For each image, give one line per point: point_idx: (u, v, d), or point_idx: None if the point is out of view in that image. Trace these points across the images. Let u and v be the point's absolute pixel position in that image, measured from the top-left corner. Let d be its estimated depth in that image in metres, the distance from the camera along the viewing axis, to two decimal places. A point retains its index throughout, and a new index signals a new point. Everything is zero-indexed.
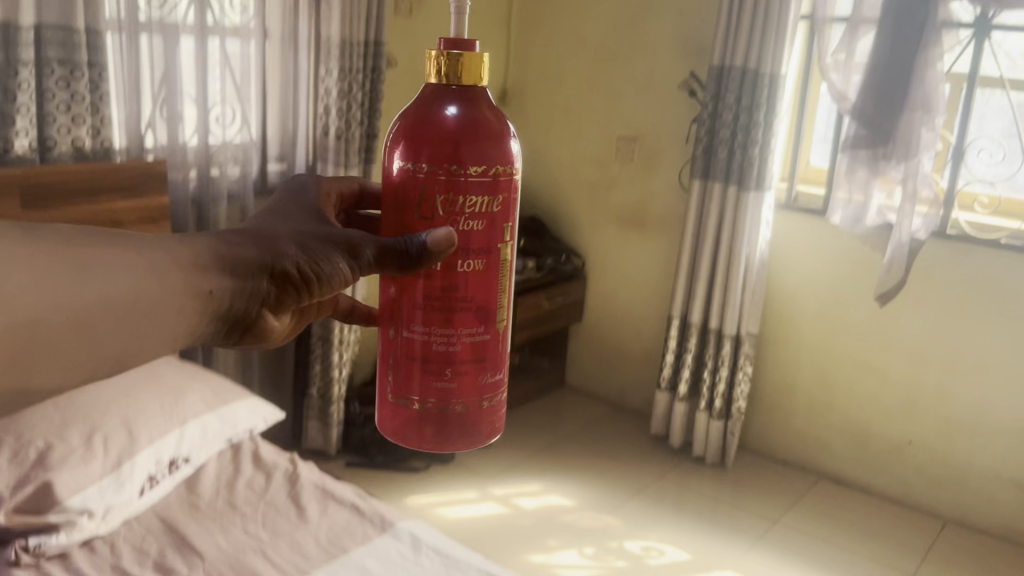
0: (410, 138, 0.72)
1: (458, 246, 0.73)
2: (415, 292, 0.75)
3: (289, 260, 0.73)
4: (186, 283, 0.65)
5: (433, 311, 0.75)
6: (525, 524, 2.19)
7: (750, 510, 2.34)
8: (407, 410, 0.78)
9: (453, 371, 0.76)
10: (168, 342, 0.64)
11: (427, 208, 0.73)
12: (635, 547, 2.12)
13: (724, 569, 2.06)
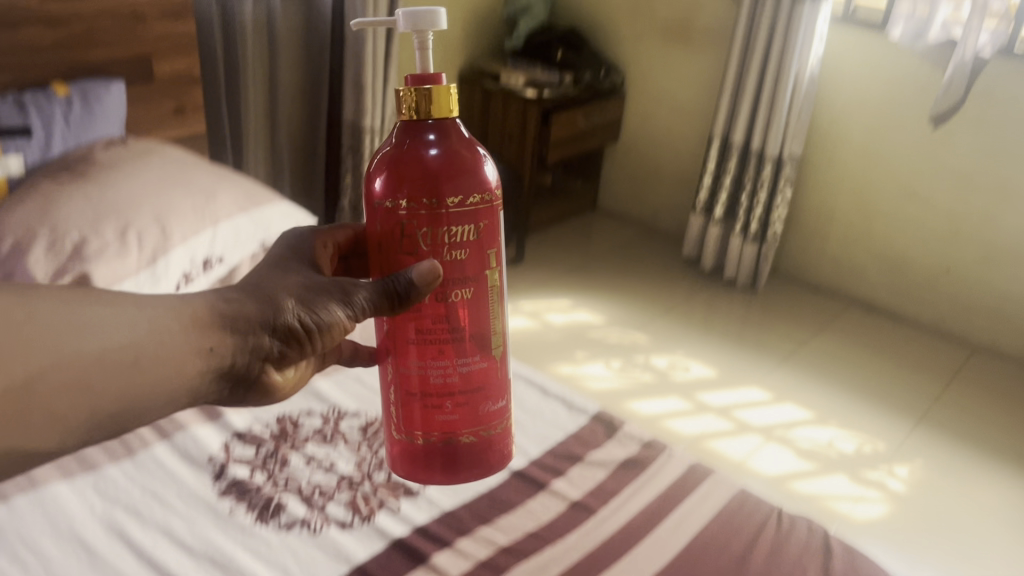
0: (386, 174, 0.68)
1: (444, 278, 0.70)
2: (407, 327, 0.72)
3: (291, 311, 0.73)
4: (187, 343, 0.67)
5: (428, 347, 0.72)
6: (554, 338, 2.22)
7: (779, 332, 2.35)
8: (412, 445, 0.74)
9: (455, 402, 0.73)
10: (168, 401, 0.67)
11: (410, 244, 0.69)
12: (662, 364, 2.16)
13: (749, 386, 2.09)
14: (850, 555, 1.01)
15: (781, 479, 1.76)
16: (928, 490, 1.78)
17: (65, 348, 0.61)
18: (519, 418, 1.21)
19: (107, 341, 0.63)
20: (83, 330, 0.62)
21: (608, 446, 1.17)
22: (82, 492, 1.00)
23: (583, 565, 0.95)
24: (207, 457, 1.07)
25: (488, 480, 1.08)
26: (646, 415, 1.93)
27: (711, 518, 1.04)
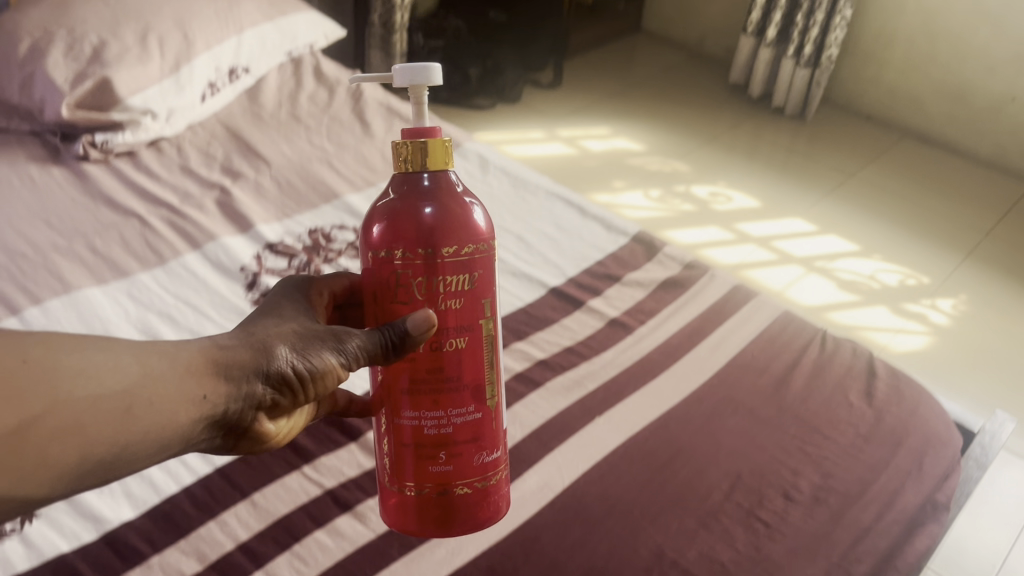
0: (381, 224, 0.61)
1: (437, 327, 0.60)
2: (399, 374, 0.61)
3: (286, 354, 0.59)
4: (182, 388, 0.53)
5: (422, 390, 0.61)
6: (592, 165, 2.16)
7: (826, 163, 2.26)
8: (402, 498, 0.63)
9: (450, 453, 0.62)
10: (151, 458, 0.52)
11: (403, 292, 0.61)
12: (703, 193, 2.09)
13: (793, 218, 2.03)
14: (895, 376, 0.99)
15: (820, 310, 1.74)
16: (970, 324, 1.75)
17: (49, 396, 0.47)
18: (557, 238, 1.17)
19: (99, 387, 0.49)
20: (70, 372, 0.49)
21: (648, 267, 1.13)
22: (116, 297, 1.00)
23: (620, 380, 0.94)
24: (239, 267, 1.06)
25: (524, 298, 1.06)
26: (686, 244, 1.89)
27: (752, 339, 1.01)
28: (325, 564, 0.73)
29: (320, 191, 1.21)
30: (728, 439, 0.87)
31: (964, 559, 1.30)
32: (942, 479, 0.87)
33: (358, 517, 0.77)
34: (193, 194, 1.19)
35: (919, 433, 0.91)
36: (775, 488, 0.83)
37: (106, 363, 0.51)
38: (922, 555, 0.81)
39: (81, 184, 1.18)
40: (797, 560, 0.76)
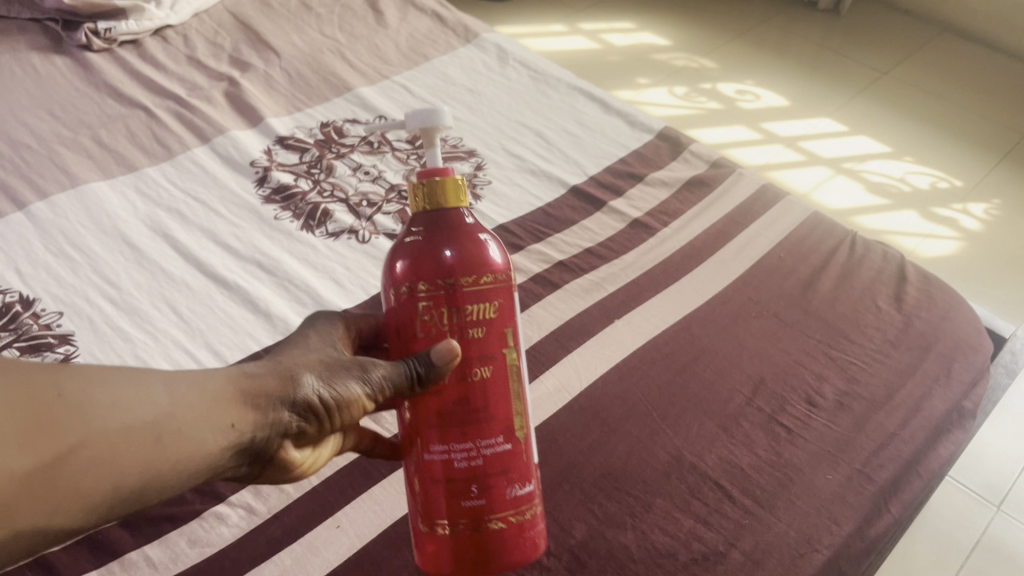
0: (402, 261, 0.57)
1: (462, 358, 0.55)
2: (426, 408, 0.56)
3: (315, 381, 0.54)
4: (208, 417, 0.50)
5: (447, 418, 0.56)
6: (616, 60, 2.08)
7: (859, 61, 2.16)
8: (435, 540, 0.57)
9: (481, 486, 0.56)
10: (181, 484, 0.51)
11: (425, 326, 0.56)
12: (729, 91, 2.02)
13: (822, 118, 1.96)
14: (927, 281, 0.95)
15: (847, 213, 1.69)
16: (1002, 229, 1.71)
17: (81, 428, 0.46)
18: (578, 135, 1.13)
19: (128, 418, 0.48)
20: (101, 402, 0.48)
21: (673, 167, 1.09)
22: (124, 192, 0.97)
23: (641, 284, 0.91)
24: (249, 161, 1.03)
25: (543, 197, 1.02)
26: (711, 144, 1.83)
27: (780, 241, 0.98)
28: (339, 464, 0.72)
29: (332, 84, 1.17)
30: (751, 343, 0.85)
31: (983, 464, 1.31)
32: (971, 386, 0.85)
33: (373, 419, 0.77)
34: (201, 86, 1.15)
35: (949, 339, 0.88)
36: (798, 394, 0.81)
37: (131, 395, 0.49)
38: (945, 462, 0.80)
39: (84, 74, 1.14)
40: (819, 466, 0.75)
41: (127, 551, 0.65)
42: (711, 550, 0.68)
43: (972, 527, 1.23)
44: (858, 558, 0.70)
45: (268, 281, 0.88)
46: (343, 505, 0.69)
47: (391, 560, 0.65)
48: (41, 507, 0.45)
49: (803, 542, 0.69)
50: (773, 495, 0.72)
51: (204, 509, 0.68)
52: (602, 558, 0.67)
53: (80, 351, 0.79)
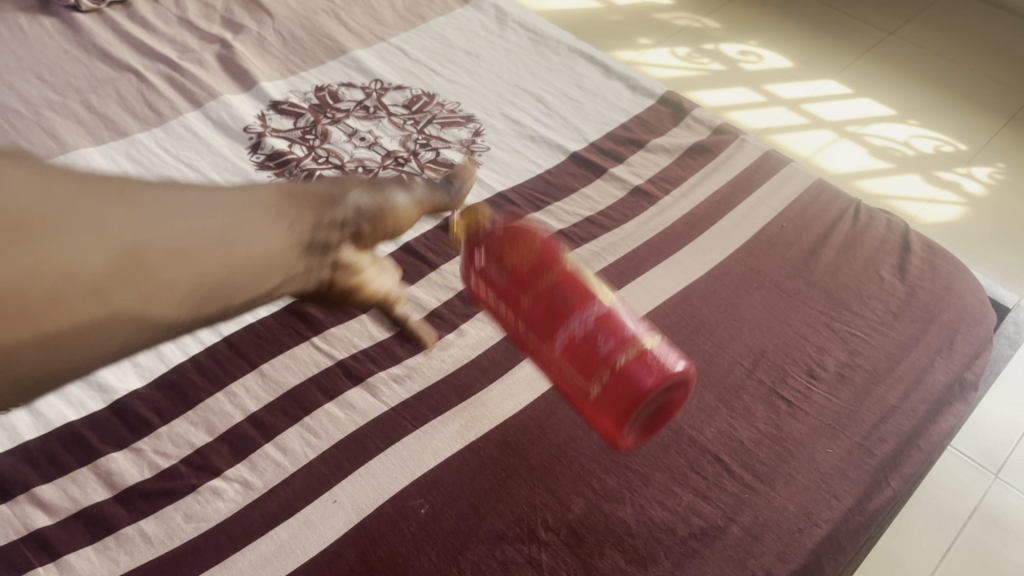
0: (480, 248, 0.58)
1: (531, 245, 0.56)
2: (530, 306, 0.56)
3: (359, 189, 0.50)
4: (270, 210, 0.42)
5: (550, 314, 0.55)
6: (617, 19, 2.04)
7: (864, 22, 2.13)
8: (598, 403, 0.55)
9: (603, 326, 0.54)
10: (228, 304, 0.40)
11: (499, 253, 0.57)
12: (732, 52, 1.98)
13: (826, 80, 1.93)
14: (931, 251, 0.94)
15: (850, 177, 1.67)
16: (1006, 193, 1.69)
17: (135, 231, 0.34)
18: (578, 99, 1.11)
19: (184, 227, 0.36)
20: (145, 209, 0.35)
21: (674, 133, 1.07)
22: (115, 159, 0.95)
23: (641, 253, 0.90)
24: (243, 127, 1.00)
25: (542, 164, 1.00)
26: (713, 106, 1.81)
27: (783, 210, 0.96)
28: (336, 437, 0.71)
29: (326, 47, 1.14)
30: (752, 314, 0.84)
31: (982, 433, 1.31)
32: (973, 358, 0.84)
33: (370, 390, 0.75)
34: (192, 49, 1.12)
35: (952, 311, 0.87)
36: (799, 366, 0.80)
37: (169, 201, 0.36)
38: (945, 435, 0.80)
39: (72, 36, 1.11)
40: (819, 440, 0.75)
41: (122, 527, 0.65)
42: (710, 525, 0.68)
43: (970, 495, 1.23)
44: (858, 533, 0.70)
45: None
46: (340, 479, 0.68)
47: (388, 536, 0.65)
48: (90, 328, 0.33)
49: (802, 517, 0.69)
50: (773, 468, 0.72)
51: (200, 484, 0.68)
52: (601, 533, 0.67)
53: None
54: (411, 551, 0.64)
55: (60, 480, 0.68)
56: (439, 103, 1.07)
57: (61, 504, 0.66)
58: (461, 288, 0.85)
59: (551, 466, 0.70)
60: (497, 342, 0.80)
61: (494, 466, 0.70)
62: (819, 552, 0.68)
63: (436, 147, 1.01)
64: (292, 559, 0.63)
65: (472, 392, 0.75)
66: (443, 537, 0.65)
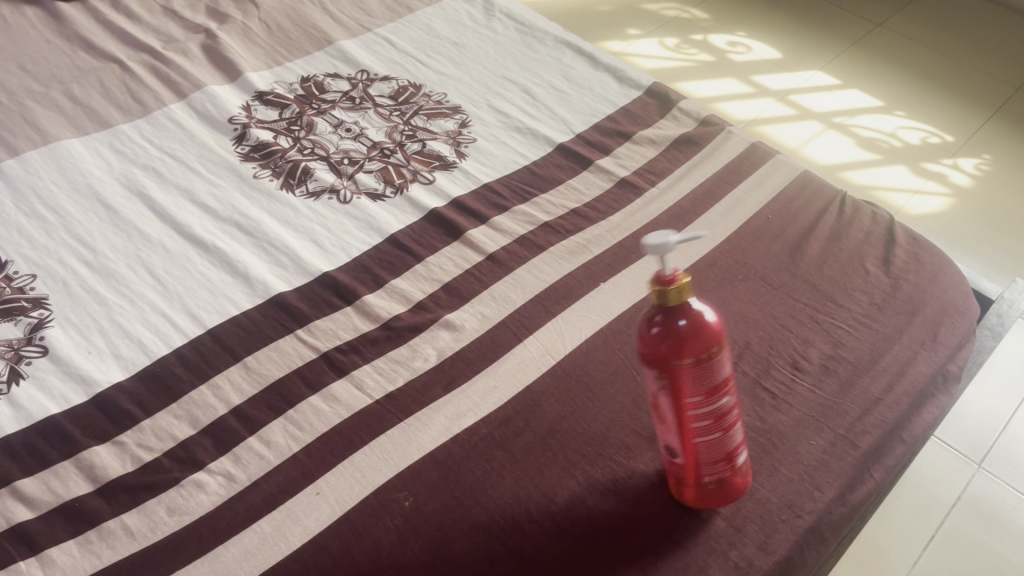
0: (694, 376, 0.60)
1: (717, 409, 0.62)
2: (690, 426, 0.62)
3: None
4: None
5: (704, 434, 0.62)
6: (607, 9, 2.03)
7: (853, 13, 2.13)
8: (701, 491, 0.66)
9: (733, 460, 0.65)
10: None
11: (696, 390, 0.61)
12: (721, 43, 1.98)
13: (814, 71, 1.93)
14: (915, 242, 0.94)
15: (838, 168, 1.68)
16: (992, 184, 1.70)
17: None
18: (565, 90, 1.10)
19: None
20: None
21: (661, 125, 1.06)
22: (98, 149, 0.95)
23: (627, 245, 0.90)
24: (227, 118, 1.00)
25: (528, 156, 1.00)
26: (701, 97, 1.81)
27: (768, 202, 0.96)
28: (320, 430, 0.71)
29: (313, 36, 1.14)
30: (737, 307, 0.84)
31: (965, 422, 1.32)
32: (956, 350, 0.85)
33: (355, 382, 0.75)
34: (177, 38, 1.11)
35: (936, 302, 0.87)
36: (784, 358, 0.80)
37: None
38: (928, 426, 0.80)
39: (55, 25, 1.10)
40: (803, 431, 0.75)
41: (105, 520, 0.65)
42: (694, 516, 0.68)
43: (953, 484, 1.25)
44: (840, 524, 0.71)
45: (246, 243, 0.87)
46: (324, 472, 0.68)
47: (372, 529, 0.65)
48: None
49: (785, 509, 0.70)
50: (757, 461, 0.72)
51: (183, 477, 0.68)
52: (584, 524, 0.67)
53: (55, 315, 0.79)
54: (395, 543, 0.64)
55: (42, 474, 0.68)
56: (425, 94, 1.07)
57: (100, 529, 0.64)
58: (447, 280, 0.85)
59: (537, 457, 0.70)
60: (482, 334, 0.80)
61: (479, 458, 0.70)
62: (802, 543, 0.68)
63: (422, 139, 1.00)
64: (275, 552, 0.63)
65: (457, 384, 0.75)
66: (427, 530, 0.65)
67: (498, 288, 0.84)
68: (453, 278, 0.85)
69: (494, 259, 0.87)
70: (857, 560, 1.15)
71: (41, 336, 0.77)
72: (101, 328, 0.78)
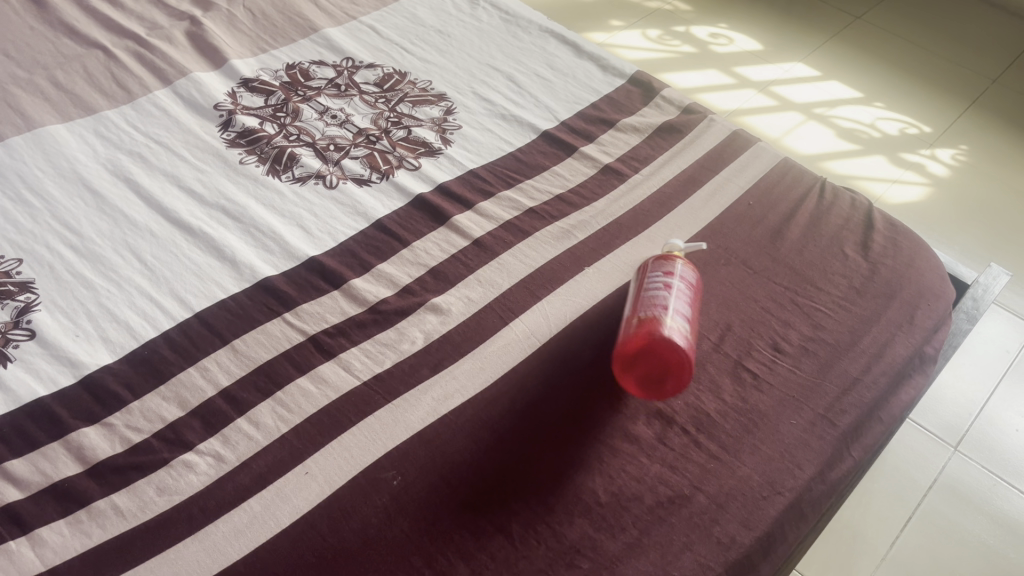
0: (668, 256, 0.78)
1: (671, 273, 0.76)
2: (642, 286, 0.75)
3: None
4: None
5: (649, 291, 0.74)
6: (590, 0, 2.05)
7: (831, 7, 2.16)
8: (631, 316, 0.73)
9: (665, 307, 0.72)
10: None
11: (657, 262, 0.78)
12: (703, 34, 2.00)
13: (794, 62, 1.96)
14: (893, 227, 0.96)
15: (818, 158, 1.70)
16: (969, 174, 1.73)
17: None
18: (549, 78, 1.11)
19: None
20: None
21: (644, 112, 1.08)
22: (83, 135, 0.95)
23: (611, 231, 0.91)
24: (213, 104, 1.00)
25: (513, 143, 1.01)
26: (684, 88, 1.82)
27: (749, 188, 0.98)
28: (308, 411, 0.72)
29: (297, 24, 1.14)
30: (719, 291, 0.85)
31: (941, 406, 1.35)
32: (933, 331, 0.87)
33: (342, 365, 0.76)
34: (161, 25, 1.11)
35: (912, 286, 0.89)
36: (764, 340, 0.82)
37: None
38: (905, 406, 0.82)
39: (38, 12, 1.09)
40: (784, 411, 0.77)
41: (94, 500, 0.65)
42: (676, 493, 0.69)
43: (929, 467, 1.27)
44: (819, 500, 0.73)
45: (233, 228, 0.87)
46: (313, 452, 0.69)
47: (360, 507, 0.66)
48: None
49: (766, 486, 0.71)
50: (739, 439, 0.74)
51: (172, 458, 0.68)
52: (569, 502, 0.68)
53: (42, 299, 0.79)
54: (383, 521, 0.65)
55: (31, 455, 0.68)
56: (410, 82, 1.07)
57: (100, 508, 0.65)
58: (433, 265, 0.86)
59: (521, 437, 0.71)
60: (469, 317, 0.81)
61: (466, 438, 0.71)
62: (782, 519, 0.70)
63: (408, 126, 1.01)
64: (264, 531, 0.64)
65: (444, 366, 0.76)
66: (415, 508, 0.66)
67: (483, 273, 0.85)
68: (440, 262, 0.86)
69: (480, 244, 0.88)
70: (836, 541, 1.17)
71: (28, 320, 0.78)
72: (88, 311, 0.78)
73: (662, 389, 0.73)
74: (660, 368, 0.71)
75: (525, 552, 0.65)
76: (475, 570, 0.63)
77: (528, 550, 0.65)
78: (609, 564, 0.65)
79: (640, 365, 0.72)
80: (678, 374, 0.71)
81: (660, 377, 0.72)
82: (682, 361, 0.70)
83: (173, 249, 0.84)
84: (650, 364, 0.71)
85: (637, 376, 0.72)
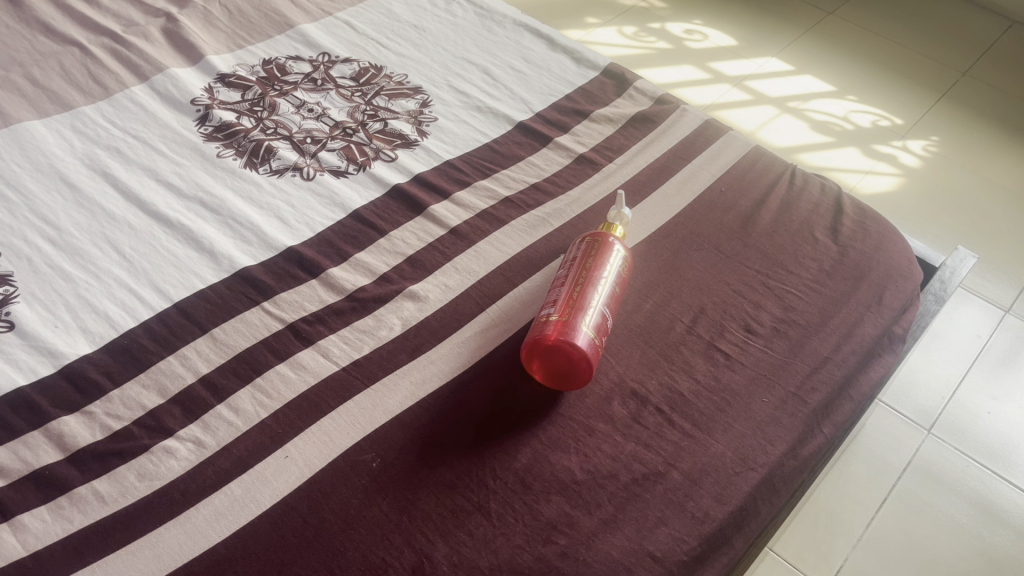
0: (602, 247, 0.79)
1: (576, 269, 0.77)
2: (550, 290, 0.77)
3: None
4: None
5: (551, 295, 0.76)
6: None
7: (804, 3, 2.19)
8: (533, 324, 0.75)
9: (555, 308, 0.73)
10: None
11: (570, 259, 0.79)
12: (678, 31, 2.03)
13: (768, 57, 1.98)
14: (862, 212, 0.98)
15: (793, 149, 1.72)
16: (939, 164, 1.76)
17: None
18: (524, 71, 1.12)
19: None
20: None
21: (618, 104, 1.09)
22: (60, 132, 0.95)
23: (585, 218, 0.92)
24: (190, 99, 1.01)
25: (489, 134, 1.02)
26: (660, 83, 1.84)
27: (721, 175, 1.00)
28: (287, 397, 0.73)
29: (274, 21, 1.15)
30: (692, 275, 0.87)
31: (916, 391, 1.37)
32: (900, 312, 0.89)
33: (321, 351, 0.77)
34: (137, 23, 1.12)
35: (882, 268, 0.91)
36: (736, 321, 0.83)
37: None
38: (873, 384, 0.84)
39: (13, 9, 1.09)
40: (755, 389, 0.78)
41: (76, 486, 0.66)
42: (651, 470, 0.71)
43: (905, 449, 1.29)
44: (791, 476, 0.74)
45: (210, 219, 0.88)
46: (292, 436, 0.70)
47: (340, 490, 0.66)
48: None
49: (738, 461, 0.73)
50: (711, 418, 0.75)
51: (153, 444, 0.69)
52: (546, 480, 0.69)
53: (21, 292, 0.80)
54: (363, 502, 0.66)
55: (12, 444, 0.68)
56: (386, 76, 1.08)
57: (81, 494, 0.65)
58: (411, 253, 0.87)
59: (498, 418, 0.73)
60: (446, 304, 0.82)
61: (446, 420, 0.72)
62: (754, 493, 0.72)
63: (384, 118, 1.02)
64: (245, 514, 0.64)
65: (422, 351, 0.77)
66: (394, 489, 0.67)
67: (460, 261, 0.86)
68: (417, 251, 0.87)
69: (456, 233, 0.89)
70: (812, 524, 1.19)
71: (8, 311, 0.78)
72: (67, 304, 0.79)
73: (571, 386, 0.74)
74: (563, 370, 0.73)
75: (504, 529, 0.65)
76: (455, 547, 0.64)
77: (506, 527, 0.66)
78: (586, 539, 0.66)
79: (546, 362, 0.73)
80: (578, 377, 0.73)
81: (566, 379, 0.74)
82: (585, 368, 0.72)
83: (149, 242, 0.85)
84: (555, 365, 0.73)
85: (548, 377, 0.74)
